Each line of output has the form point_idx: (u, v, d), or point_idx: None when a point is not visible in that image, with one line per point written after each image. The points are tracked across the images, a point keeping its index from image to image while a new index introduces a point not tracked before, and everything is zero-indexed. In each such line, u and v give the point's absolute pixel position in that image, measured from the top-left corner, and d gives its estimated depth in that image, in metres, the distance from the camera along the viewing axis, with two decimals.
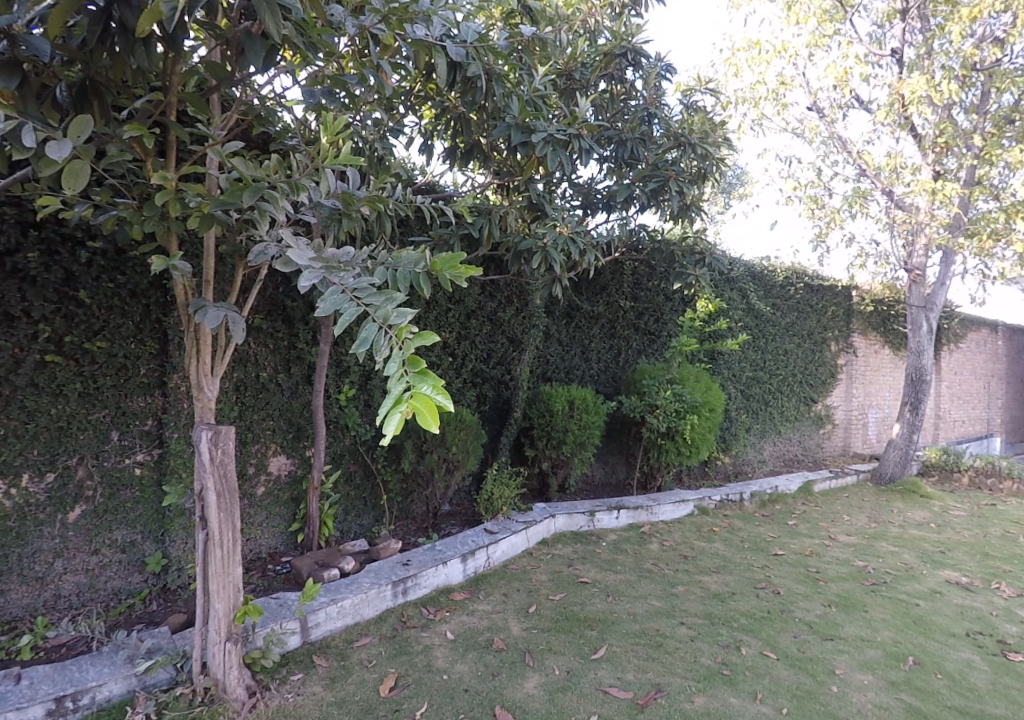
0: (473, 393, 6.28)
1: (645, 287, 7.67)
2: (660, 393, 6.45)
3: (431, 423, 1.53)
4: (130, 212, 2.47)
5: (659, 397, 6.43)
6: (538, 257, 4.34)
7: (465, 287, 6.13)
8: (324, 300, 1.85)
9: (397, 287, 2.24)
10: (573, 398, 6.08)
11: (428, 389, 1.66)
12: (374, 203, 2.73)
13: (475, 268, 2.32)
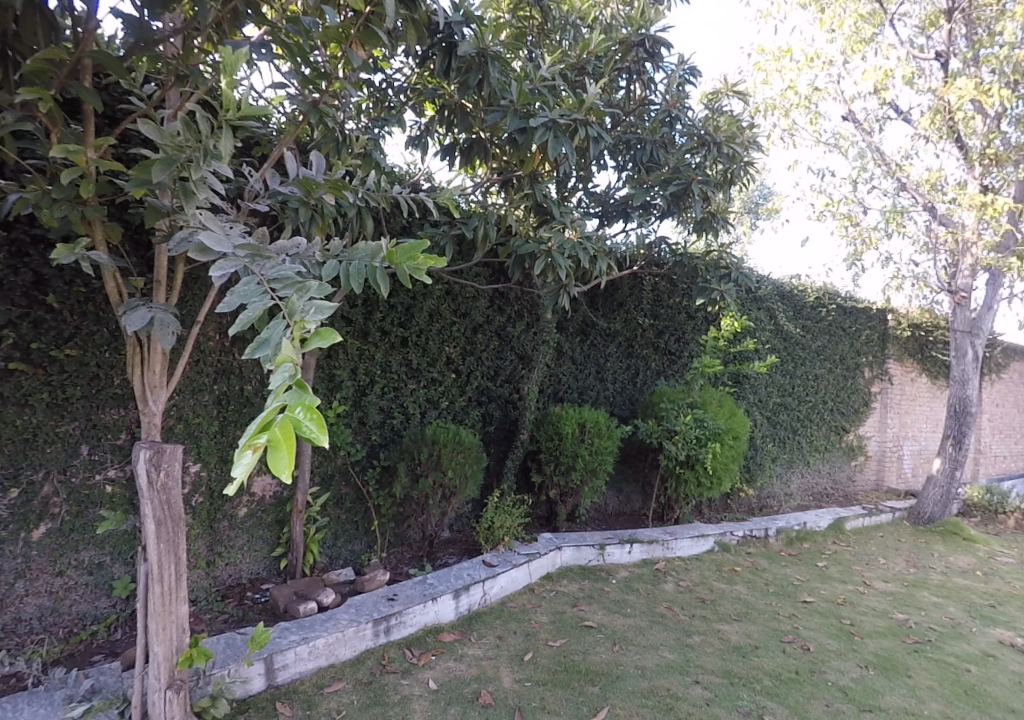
0: (478, 413, 5.89)
1: (666, 304, 7.24)
2: (680, 419, 5.98)
3: (283, 461, 1.26)
4: (37, 194, 2.35)
5: (680, 423, 5.95)
6: (543, 263, 3.95)
7: (471, 300, 5.79)
8: (230, 292, 1.71)
9: (350, 282, 2.14)
10: (585, 421, 5.64)
11: (302, 425, 1.33)
12: (336, 188, 2.59)
13: (437, 259, 2.23)
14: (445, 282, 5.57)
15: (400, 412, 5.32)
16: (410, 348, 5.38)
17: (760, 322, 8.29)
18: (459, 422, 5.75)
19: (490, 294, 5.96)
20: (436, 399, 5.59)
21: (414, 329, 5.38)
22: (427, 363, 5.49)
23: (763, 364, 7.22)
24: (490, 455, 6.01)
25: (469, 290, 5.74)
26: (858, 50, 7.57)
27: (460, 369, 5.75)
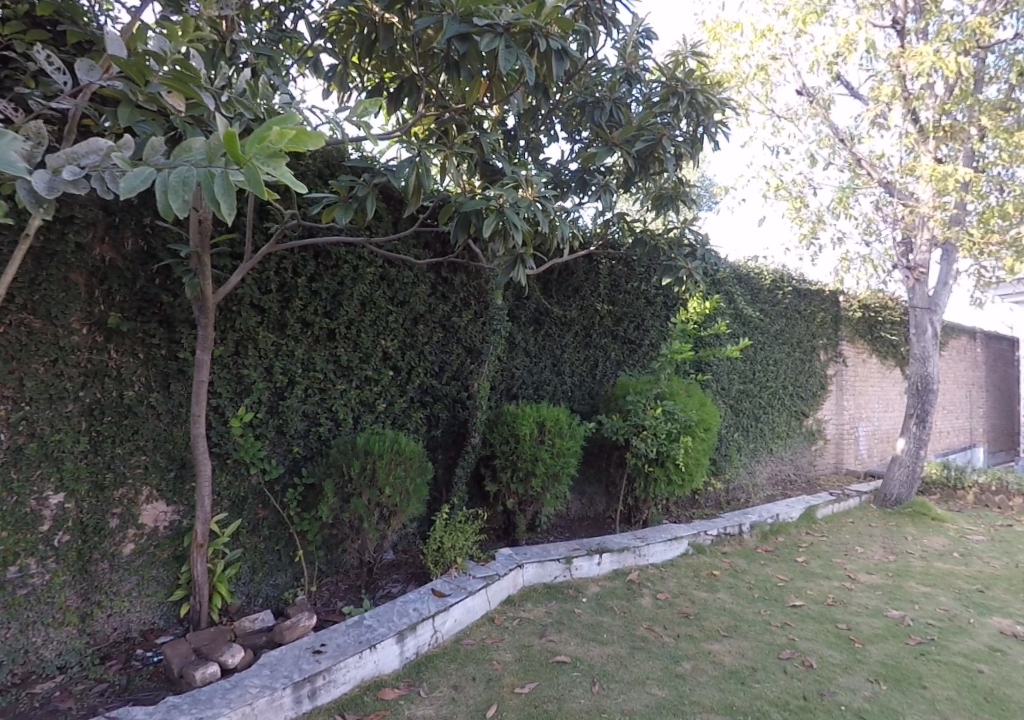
0: (422, 415, 5.13)
1: (623, 289, 6.66)
2: (649, 412, 5.36)
3: None
4: None
5: (650, 417, 5.33)
6: (493, 222, 3.23)
7: (410, 285, 5.02)
8: None
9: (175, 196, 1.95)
10: (546, 421, 4.95)
11: None
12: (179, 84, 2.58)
13: (308, 136, 2.09)
14: (379, 265, 4.79)
15: (327, 417, 4.49)
16: (338, 342, 4.56)
17: (722, 308, 7.83)
18: (399, 428, 4.96)
19: (431, 280, 5.22)
20: (372, 400, 4.79)
21: (343, 319, 4.55)
22: (360, 361, 4.68)
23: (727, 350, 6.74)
24: (436, 462, 5.26)
25: (406, 275, 4.97)
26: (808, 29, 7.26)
27: (399, 366, 4.97)
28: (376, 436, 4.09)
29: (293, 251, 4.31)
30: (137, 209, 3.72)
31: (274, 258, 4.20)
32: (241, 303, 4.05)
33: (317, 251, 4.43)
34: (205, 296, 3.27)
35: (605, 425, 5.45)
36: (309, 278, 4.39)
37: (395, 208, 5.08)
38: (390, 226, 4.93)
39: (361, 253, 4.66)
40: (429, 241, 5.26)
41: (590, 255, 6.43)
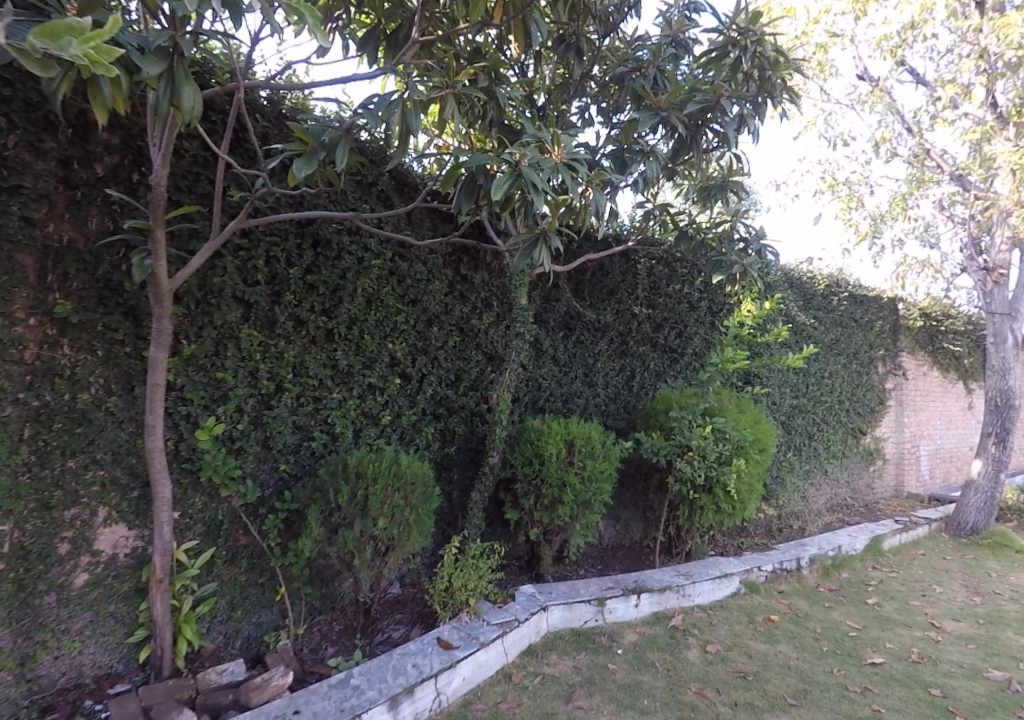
0: (433, 431, 4.49)
1: (663, 292, 5.97)
2: (697, 429, 4.62)
3: None
4: None
5: (698, 434, 4.60)
6: (510, 179, 2.77)
7: (421, 282, 4.43)
8: None
9: None
10: (575, 438, 4.25)
11: None
12: None
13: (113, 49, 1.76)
14: (386, 258, 4.23)
15: (321, 431, 3.90)
16: (337, 344, 3.99)
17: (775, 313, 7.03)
18: (406, 446, 4.34)
19: (448, 277, 4.63)
20: (375, 413, 4.18)
21: (343, 318, 3.98)
22: (362, 367, 4.09)
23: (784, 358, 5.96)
24: (449, 483, 4.61)
25: (416, 271, 4.40)
26: (866, 10, 6.58)
27: (408, 374, 4.36)
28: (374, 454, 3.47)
29: (286, 237, 3.78)
30: (101, 184, 3.16)
31: (264, 245, 3.67)
32: (222, 295, 3.51)
33: (314, 240, 3.89)
34: (158, 279, 2.80)
35: (644, 443, 4.73)
36: (304, 270, 3.84)
37: (408, 196, 4.53)
38: (400, 215, 4.39)
39: (365, 243, 4.12)
40: (445, 234, 4.69)
41: (627, 253, 5.76)
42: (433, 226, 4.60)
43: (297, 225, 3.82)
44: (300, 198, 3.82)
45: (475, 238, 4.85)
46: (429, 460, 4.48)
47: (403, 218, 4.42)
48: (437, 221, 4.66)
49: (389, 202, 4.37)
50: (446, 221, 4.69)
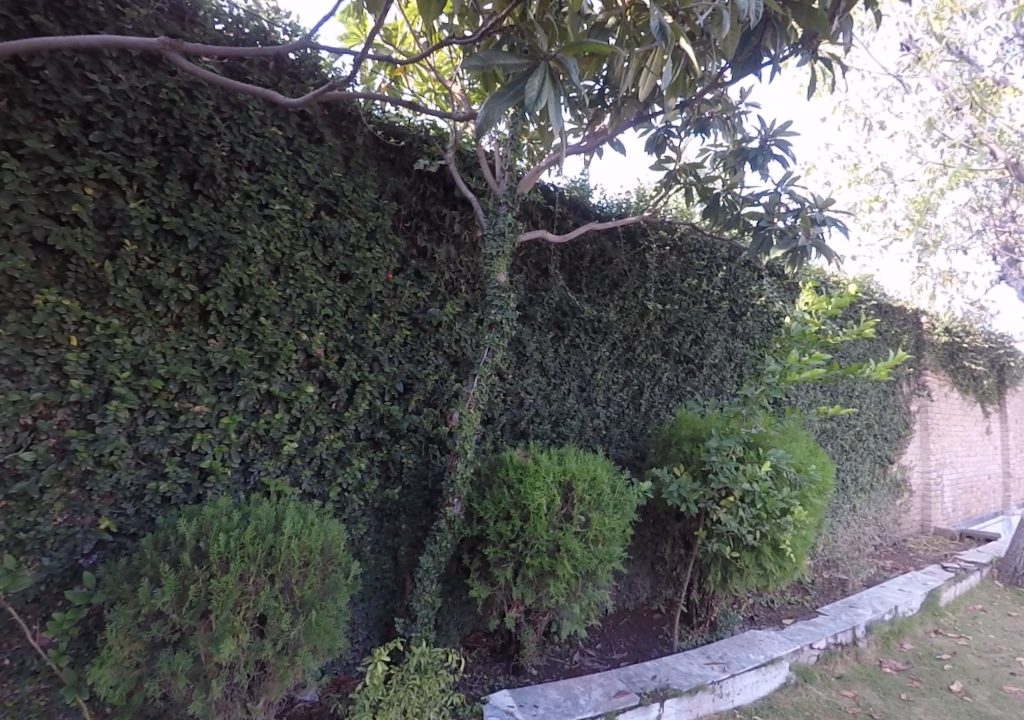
0: (367, 465, 3.15)
1: (677, 288, 4.74)
2: (746, 466, 3.30)
3: None
4: None
5: (748, 474, 3.27)
6: None
7: (355, 251, 3.18)
8: None
9: None
10: (578, 479, 2.85)
11: None
12: None
13: None
14: (304, 209, 3.03)
15: (180, 467, 2.57)
16: (215, 330, 2.71)
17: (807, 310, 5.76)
18: (326, 494, 2.99)
19: (398, 250, 3.38)
20: (276, 438, 2.84)
21: (224, 290, 2.71)
22: (256, 368, 2.79)
23: (860, 365, 5.02)
24: (392, 537, 3.28)
25: (348, 235, 3.15)
26: None
27: (333, 382, 3.04)
28: (235, 510, 2.11)
29: (140, 158, 2.57)
30: None
31: (95, 163, 2.45)
32: (10, 235, 2.27)
33: (185, 169, 2.69)
34: None
35: (666, 480, 3.40)
36: (164, 211, 2.60)
37: (346, 134, 3.32)
38: (334, 156, 3.18)
39: (272, 184, 2.93)
40: (399, 191, 3.49)
41: (634, 237, 4.55)
42: (380, 180, 3.42)
43: (158, 144, 2.63)
44: (164, 104, 2.62)
45: (439, 200, 3.64)
46: (361, 506, 3.14)
47: (337, 160, 3.21)
48: (386, 172, 3.47)
49: (317, 139, 3.17)
50: (401, 175, 3.50)
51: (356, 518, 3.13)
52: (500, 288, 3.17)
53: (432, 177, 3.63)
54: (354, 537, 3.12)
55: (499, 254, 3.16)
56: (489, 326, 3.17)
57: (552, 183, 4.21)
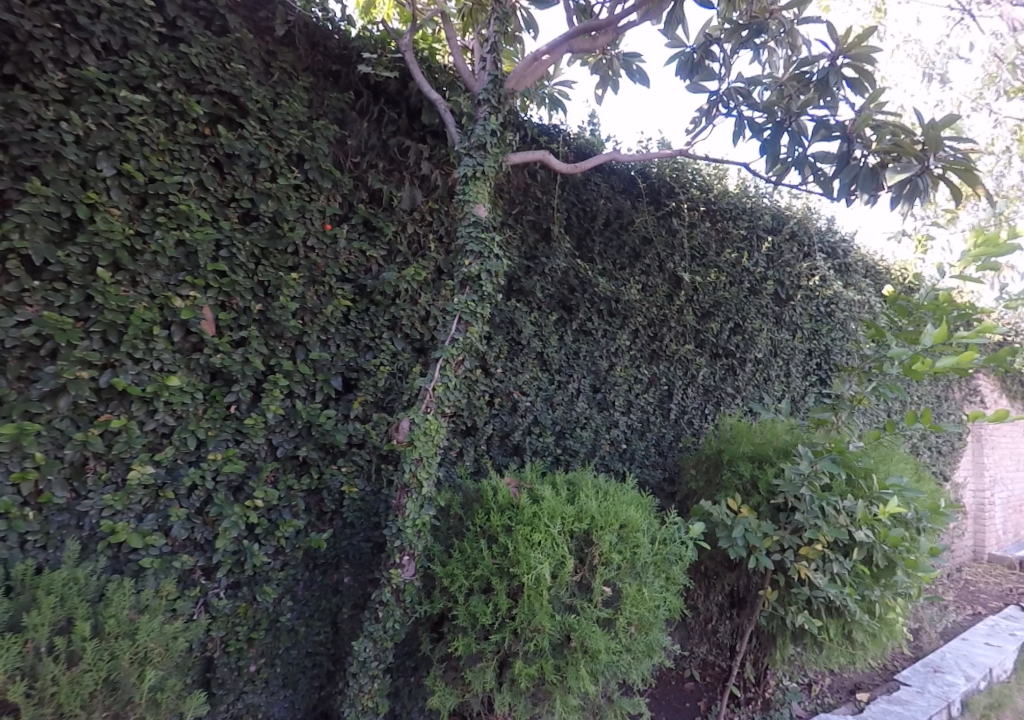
0: (288, 498, 2.15)
1: (714, 260, 3.72)
2: (854, 504, 2.23)
3: None
4: None
5: (860, 516, 2.21)
6: None
7: (270, 188, 2.16)
8: None
9: None
10: (607, 523, 1.81)
11: None
12: None
13: None
14: (188, 117, 2.02)
15: None
16: (24, 286, 1.73)
17: (867, 296, 4.71)
18: (215, 550, 1.99)
19: (337, 188, 2.39)
20: (128, 459, 1.85)
21: (33, 220, 1.74)
22: (93, 347, 1.80)
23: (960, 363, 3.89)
24: (328, 593, 2.29)
25: (261, 161, 2.15)
26: None
27: (228, 374, 2.04)
28: None
29: None
30: None
31: None
32: None
33: None
34: None
35: (724, 521, 2.36)
36: None
37: (266, 32, 2.32)
38: (245, 53, 2.18)
39: (135, 73, 1.93)
40: (343, 115, 2.53)
41: (658, 197, 3.57)
42: (314, 98, 2.44)
43: None
44: None
45: (401, 130, 2.68)
46: (274, 558, 2.14)
47: (254, 60, 2.21)
48: (326, 89, 2.48)
49: (220, 30, 2.18)
50: (347, 93, 2.52)
51: (269, 574, 2.14)
52: (484, 224, 2.16)
53: (390, 100, 2.67)
54: (267, 604, 2.13)
55: (480, 177, 2.15)
56: (461, 285, 2.15)
57: (556, 124, 3.22)
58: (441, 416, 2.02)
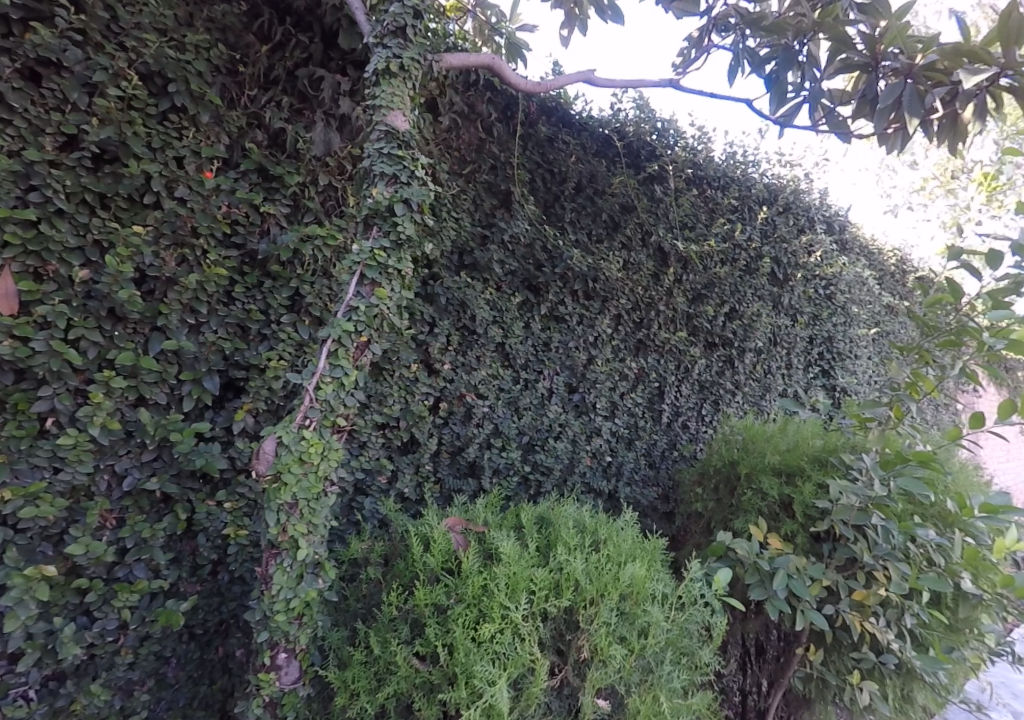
0: (138, 549, 1.65)
1: (710, 233, 3.11)
2: (949, 542, 1.61)
3: None
4: None
5: (962, 556, 1.59)
6: None
7: (105, 111, 1.67)
8: None
9: None
10: (606, 591, 1.23)
11: None
12: None
13: None
14: None
15: None
16: None
17: (870, 275, 4.09)
18: (11, 635, 1.47)
19: (211, 125, 1.88)
20: None
21: None
22: None
23: None
24: (205, 678, 1.79)
25: (93, 74, 1.66)
26: None
27: (36, 375, 1.55)
28: None
29: None
30: None
31: None
32: None
33: None
34: None
35: (755, 563, 1.71)
36: None
37: None
38: None
39: None
40: (233, 36, 1.96)
41: (638, 161, 2.92)
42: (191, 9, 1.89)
43: None
44: None
45: (313, 60, 2.09)
46: (115, 637, 1.62)
47: None
48: None
49: None
50: (238, 5, 1.96)
51: (113, 656, 1.62)
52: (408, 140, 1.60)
53: (298, 20, 2.08)
54: (105, 702, 1.61)
55: (398, 72, 1.61)
56: (365, 228, 1.55)
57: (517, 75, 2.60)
58: (329, 431, 1.45)
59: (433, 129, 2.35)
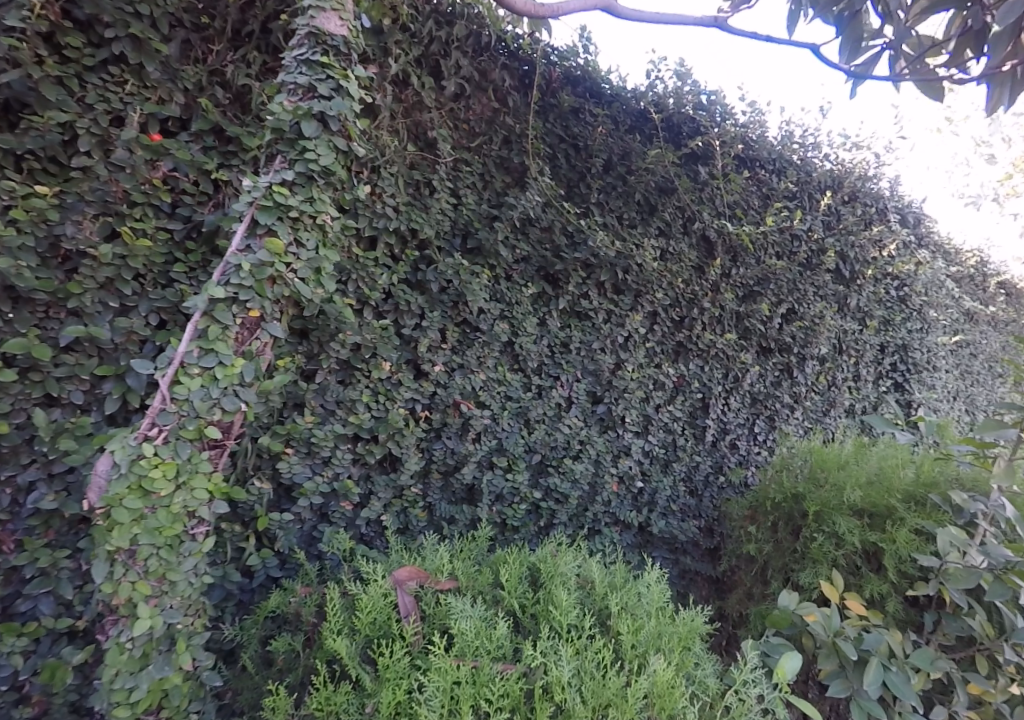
0: (40, 579, 1.32)
1: (765, 221, 2.67)
2: None
3: None
4: None
5: None
6: None
7: (18, 54, 1.34)
8: None
9: None
10: (608, 713, 0.92)
11: None
12: None
13: None
14: None
15: None
16: None
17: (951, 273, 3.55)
18: None
19: (158, 78, 1.53)
20: None
21: None
22: None
23: None
24: None
25: (6, 15, 1.32)
26: None
27: None
28: None
29: None
30: None
31: None
32: None
33: None
34: None
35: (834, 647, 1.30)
36: None
37: None
38: None
39: None
40: None
41: (677, 136, 2.51)
42: None
43: None
44: None
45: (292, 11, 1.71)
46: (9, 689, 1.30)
47: None
48: None
49: None
50: None
51: (11, 707, 1.30)
52: (337, 49, 1.48)
53: None
54: None
55: None
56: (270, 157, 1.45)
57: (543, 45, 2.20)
58: (198, 446, 1.24)
59: (436, 96, 1.98)
